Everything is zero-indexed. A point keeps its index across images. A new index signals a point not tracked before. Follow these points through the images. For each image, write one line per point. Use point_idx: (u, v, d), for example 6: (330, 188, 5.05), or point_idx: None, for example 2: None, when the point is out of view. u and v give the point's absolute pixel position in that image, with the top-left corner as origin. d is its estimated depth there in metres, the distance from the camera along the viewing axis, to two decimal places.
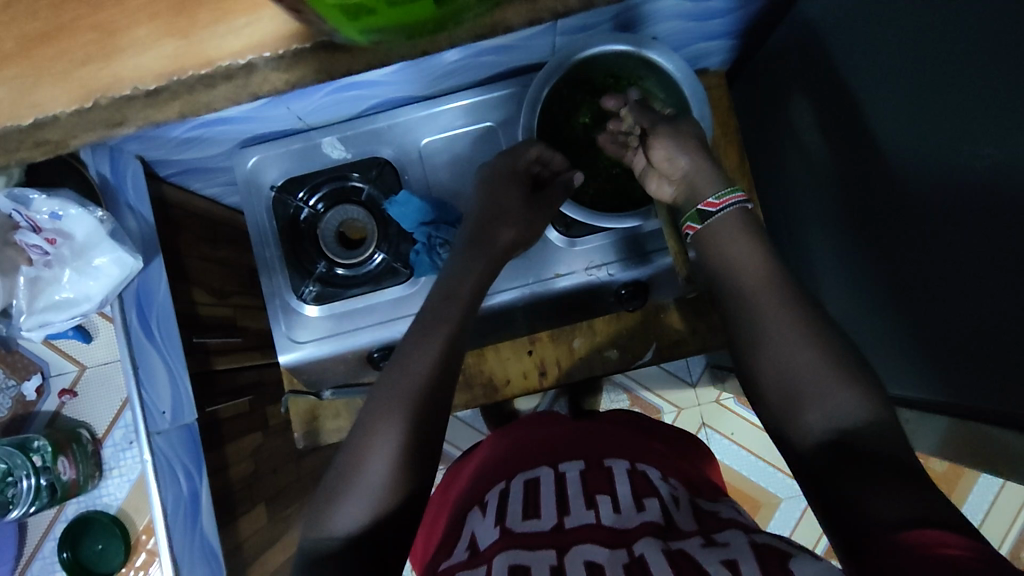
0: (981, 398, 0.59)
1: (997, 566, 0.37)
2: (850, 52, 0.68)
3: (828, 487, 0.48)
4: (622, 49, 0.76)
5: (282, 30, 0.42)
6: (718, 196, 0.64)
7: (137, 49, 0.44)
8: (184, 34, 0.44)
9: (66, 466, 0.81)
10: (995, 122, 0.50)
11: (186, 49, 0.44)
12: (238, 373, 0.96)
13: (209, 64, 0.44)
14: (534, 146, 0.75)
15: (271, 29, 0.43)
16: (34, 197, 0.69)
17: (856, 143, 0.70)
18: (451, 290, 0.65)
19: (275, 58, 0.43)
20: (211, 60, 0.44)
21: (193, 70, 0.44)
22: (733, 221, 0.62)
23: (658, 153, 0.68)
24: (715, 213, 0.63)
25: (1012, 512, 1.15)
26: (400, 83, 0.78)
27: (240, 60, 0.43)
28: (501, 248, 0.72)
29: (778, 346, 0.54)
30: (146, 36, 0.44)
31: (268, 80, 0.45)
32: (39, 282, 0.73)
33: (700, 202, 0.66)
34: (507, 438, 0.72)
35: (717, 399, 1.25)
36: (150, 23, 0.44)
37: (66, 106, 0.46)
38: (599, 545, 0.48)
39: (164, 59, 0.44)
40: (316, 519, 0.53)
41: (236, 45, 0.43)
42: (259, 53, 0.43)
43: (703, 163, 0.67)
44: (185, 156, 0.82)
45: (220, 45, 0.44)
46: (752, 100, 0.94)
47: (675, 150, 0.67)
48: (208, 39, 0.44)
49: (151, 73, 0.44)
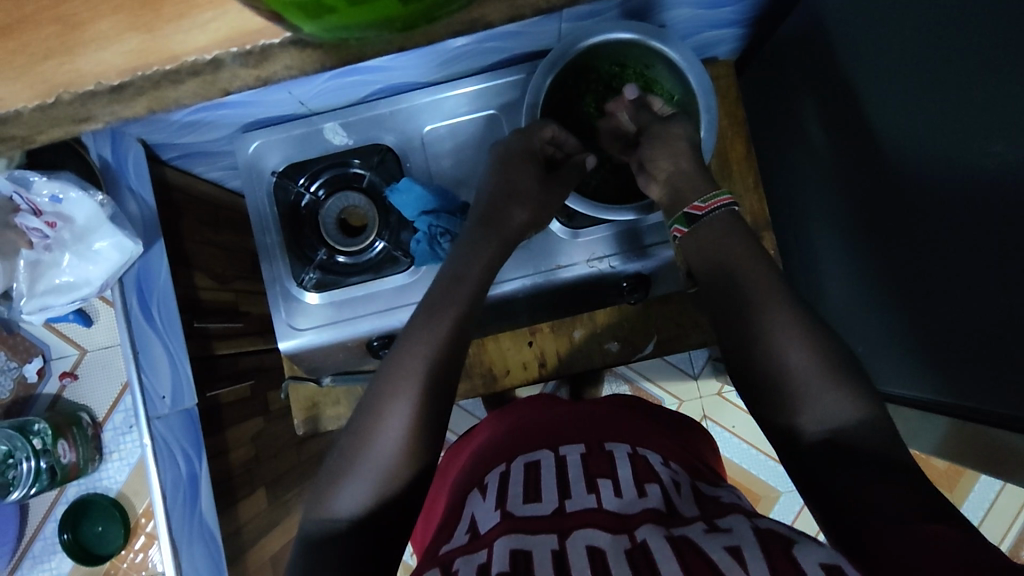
0: (982, 400, 0.58)
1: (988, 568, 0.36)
2: (864, 43, 0.66)
3: (822, 490, 0.48)
4: (626, 37, 0.74)
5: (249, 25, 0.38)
6: (705, 199, 0.63)
7: (103, 44, 0.38)
8: (147, 27, 0.38)
9: (66, 449, 0.81)
10: (1005, 122, 0.49)
11: (150, 43, 0.38)
12: (239, 358, 0.96)
13: (174, 60, 0.39)
14: (550, 125, 0.75)
15: (241, 22, 0.38)
16: (35, 179, 0.69)
17: (865, 138, 0.68)
18: (458, 274, 0.64)
19: (243, 55, 0.39)
20: (177, 55, 0.39)
21: (158, 66, 0.39)
22: (721, 222, 0.61)
23: (647, 153, 0.70)
24: (702, 216, 0.62)
25: (1014, 510, 1.14)
26: (404, 69, 0.77)
27: (206, 56, 0.39)
28: (515, 228, 0.71)
29: (784, 344, 0.52)
30: (110, 32, 0.38)
31: (238, 74, 0.41)
32: (39, 265, 0.73)
33: (687, 205, 0.64)
34: (507, 420, 0.72)
35: (719, 391, 1.24)
36: (113, 15, 0.37)
37: (27, 102, 0.40)
38: (601, 530, 0.47)
39: (130, 54, 0.38)
40: (319, 497, 0.53)
41: (203, 40, 0.38)
42: (226, 49, 0.39)
43: (694, 168, 0.68)
44: (186, 139, 0.82)
45: (186, 40, 0.38)
46: (760, 91, 0.93)
47: (661, 153, 0.69)
48: (174, 34, 0.38)
49: (115, 68, 0.39)
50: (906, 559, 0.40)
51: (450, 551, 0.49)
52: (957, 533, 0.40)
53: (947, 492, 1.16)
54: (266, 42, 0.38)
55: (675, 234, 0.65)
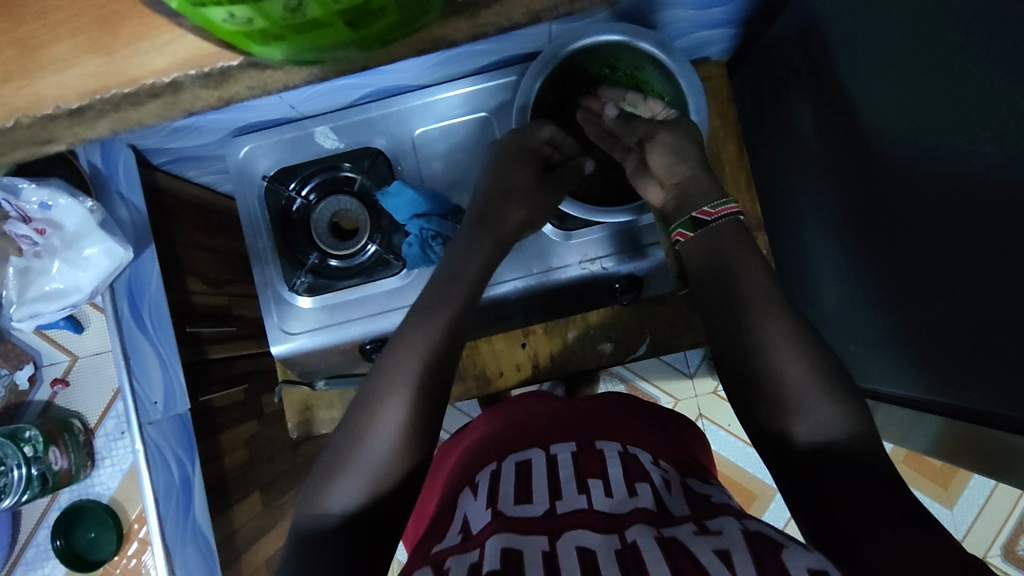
0: (974, 400, 0.58)
1: None
2: (854, 42, 0.66)
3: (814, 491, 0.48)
4: (615, 38, 0.74)
5: (206, 47, 0.36)
6: (713, 205, 0.62)
7: (59, 67, 0.37)
8: (107, 49, 0.37)
9: (58, 455, 0.82)
10: (994, 122, 0.49)
11: (107, 66, 0.37)
12: (233, 362, 0.96)
13: (134, 84, 0.37)
14: (547, 125, 0.75)
15: (197, 44, 0.36)
16: (24, 186, 0.70)
17: (856, 137, 0.68)
18: (451, 276, 0.63)
19: (202, 76, 0.38)
20: (136, 79, 0.37)
21: (117, 90, 0.37)
22: (725, 234, 0.60)
23: (657, 160, 0.67)
24: (709, 221, 0.61)
25: (1004, 515, 1.14)
26: (393, 73, 0.77)
27: (165, 78, 0.37)
28: (510, 229, 0.70)
29: (771, 346, 0.52)
30: (69, 54, 0.37)
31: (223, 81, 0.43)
32: (29, 272, 0.73)
33: (694, 210, 0.63)
34: (499, 419, 0.72)
35: (714, 390, 1.25)
36: (73, 38, 0.37)
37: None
38: (591, 530, 0.47)
39: (85, 77, 0.37)
40: (311, 497, 0.52)
41: (160, 64, 0.37)
42: (184, 71, 0.37)
43: (701, 176, 0.66)
44: (177, 144, 0.81)
45: (144, 62, 0.37)
46: (753, 91, 0.93)
47: (675, 161, 0.66)
48: (131, 56, 0.37)
49: (73, 91, 0.37)
50: None
51: (441, 551, 0.49)
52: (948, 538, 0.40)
53: (938, 493, 1.16)
54: (225, 64, 0.37)
55: (677, 237, 0.64)
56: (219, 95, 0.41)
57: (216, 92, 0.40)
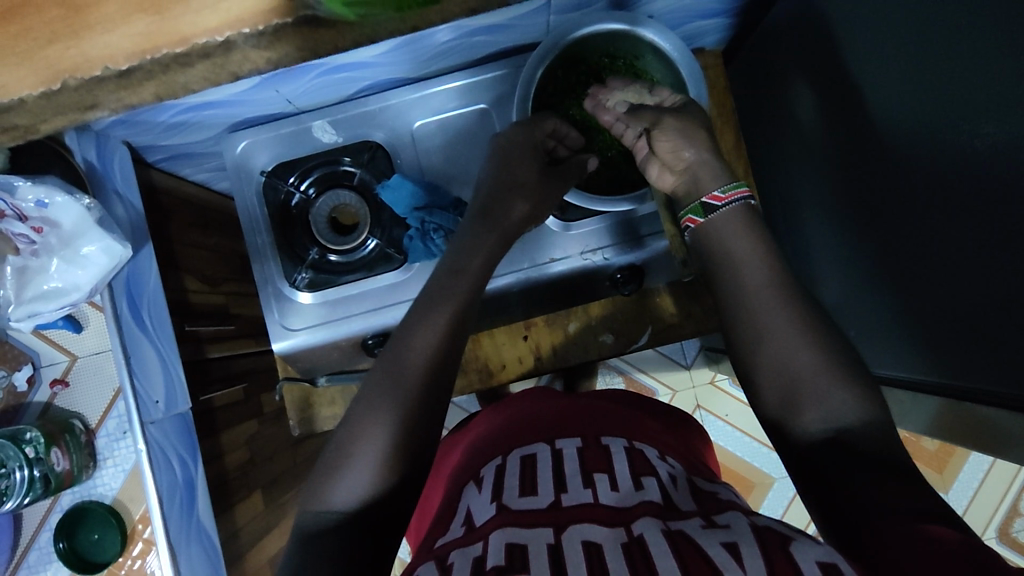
0: (974, 382, 0.59)
1: (984, 565, 0.37)
2: (852, 29, 0.66)
3: (821, 486, 0.48)
4: (616, 28, 0.75)
5: (262, 5, 0.41)
6: (723, 190, 0.62)
7: (109, 26, 0.42)
8: (157, 10, 0.41)
9: (60, 457, 0.81)
10: (995, 104, 0.50)
11: (160, 25, 0.41)
12: (231, 361, 0.95)
13: (185, 42, 0.42)
14: (551, 119, 0.75)
15: (250, 4, 0.41)
16: (19, 184, 0.68)
17: (855, 124, 0.69)
18: (457, 268, 0.63)
19: (255, 34, 0.42)
20: (188, 37, 0.42)
21: (167, 49, 0.42)
22: (737, 217, 0.60)
23: (663, 143, 0.66)
24: (719, 207, 0.61)
25: (1003, 489, 1.16)
26: (390, 65, 0.76)
27: (217, 37, 0.42)
28: (516, 222, 0.70)
29: (779, 335, 0.52)
30: (117, 14, 0.41)
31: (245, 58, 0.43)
32: (26, 271, 0.72)
33: (704, 194, 0.63)
34: (503, 414, 0.72)
35: (711, 380, 1.25)
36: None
37: (32, 88, 0.43)
38: (597, 524, 0.47)
39: (137, 36, 0.42)
40: (317, 490, 0.52)
41: (213, 23, 0.41)
42: (237, 30, 0.42)
43: (709, 158, 0.64)
44: (173, 141, 0.80)
45: (195, 22, 0.41)
46: (748, 81, 0.93)
47: (682, 142, 0.65)
48: (183, 15, 0.41)
49: (123, 52, 0.42)
50: (894, 557, 0.40)
51: (445, 545, 0.49)
52: (954, 532, 0.40)
53: (937, 473, 1.18)
54: (279, 21, 0.42)
55: (688, 224, 0.64)
56: (266, 57, 0.45)
57: (264, 51, 0.44)
